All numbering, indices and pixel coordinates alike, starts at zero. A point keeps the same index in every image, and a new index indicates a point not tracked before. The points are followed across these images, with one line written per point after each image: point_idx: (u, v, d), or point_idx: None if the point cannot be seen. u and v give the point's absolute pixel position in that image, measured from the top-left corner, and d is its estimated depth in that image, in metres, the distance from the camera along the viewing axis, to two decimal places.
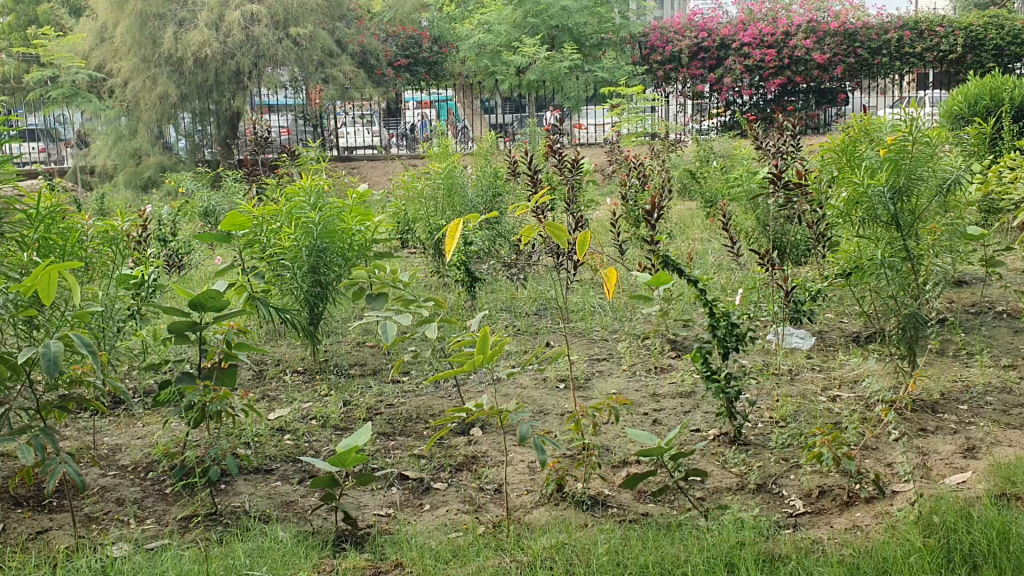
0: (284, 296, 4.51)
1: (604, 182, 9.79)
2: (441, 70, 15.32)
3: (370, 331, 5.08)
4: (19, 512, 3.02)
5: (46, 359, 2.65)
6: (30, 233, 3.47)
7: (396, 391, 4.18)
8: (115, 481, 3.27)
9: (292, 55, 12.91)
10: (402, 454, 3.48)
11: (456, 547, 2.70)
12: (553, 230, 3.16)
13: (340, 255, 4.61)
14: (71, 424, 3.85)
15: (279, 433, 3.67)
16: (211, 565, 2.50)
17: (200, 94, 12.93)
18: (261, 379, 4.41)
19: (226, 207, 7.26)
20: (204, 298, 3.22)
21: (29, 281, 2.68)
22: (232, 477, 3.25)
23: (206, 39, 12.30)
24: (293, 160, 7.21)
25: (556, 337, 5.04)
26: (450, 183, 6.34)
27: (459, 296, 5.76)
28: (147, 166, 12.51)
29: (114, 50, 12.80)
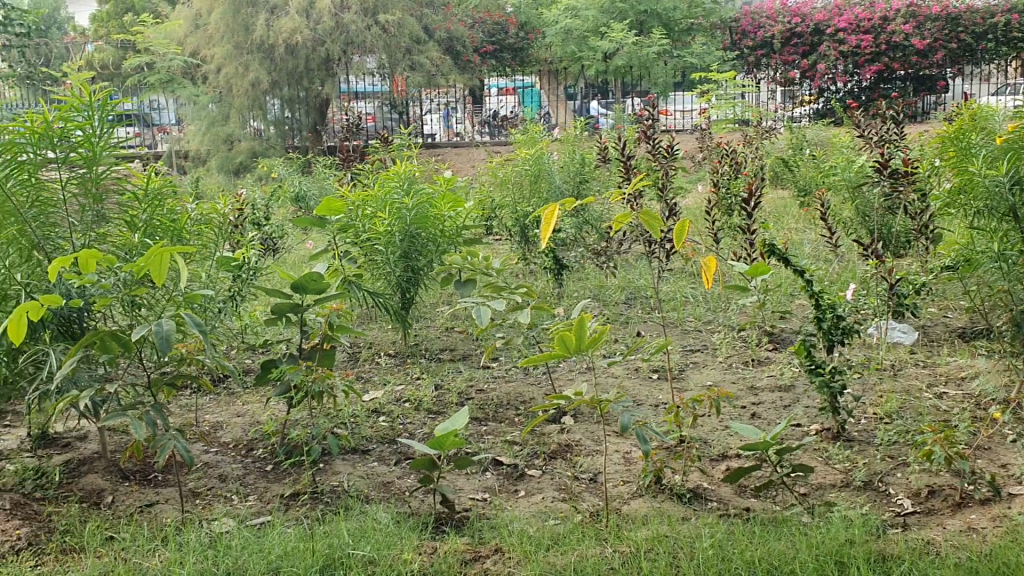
0: (377, 281, 4.53)
1: (693, 169, 9.69)
2: (526, 55, 15.51)
3: (459, 316, 5.11)
4: (127, 485, 3.12)
5: (158, 337, 2.71)
6: (138, 214, 3.55)
7: (486, 376, 4.18)
8: (217, 458, 3.34)
9: (380, 43, 13.02)
10: (496, 440, 3.47)
11: (555, 535, 2.68)
12: (648, 218, 3.14)
13: (432, 241, 4.58)
14: (174, 401, 3.97)
15: (375, 414, 3.71)
16: (316, 543, 2.52)
17: (291, 80, 13.15)
18: (354, 362, 4.46)
19: (317, 190, 7.35)
20: (306, 282, 3.22)
21: (140, 261, 2.78)
22: (331, 457, 3.29)
23: (297, 26, 12.50)
24: (383, 147, 7.29)
25: (649, 328, 5.00)
26: (538, 170, 6.28)
27: (547, 284, 5.75)
28: (239, 151, 12.80)
29: (207, 37, 13.08)
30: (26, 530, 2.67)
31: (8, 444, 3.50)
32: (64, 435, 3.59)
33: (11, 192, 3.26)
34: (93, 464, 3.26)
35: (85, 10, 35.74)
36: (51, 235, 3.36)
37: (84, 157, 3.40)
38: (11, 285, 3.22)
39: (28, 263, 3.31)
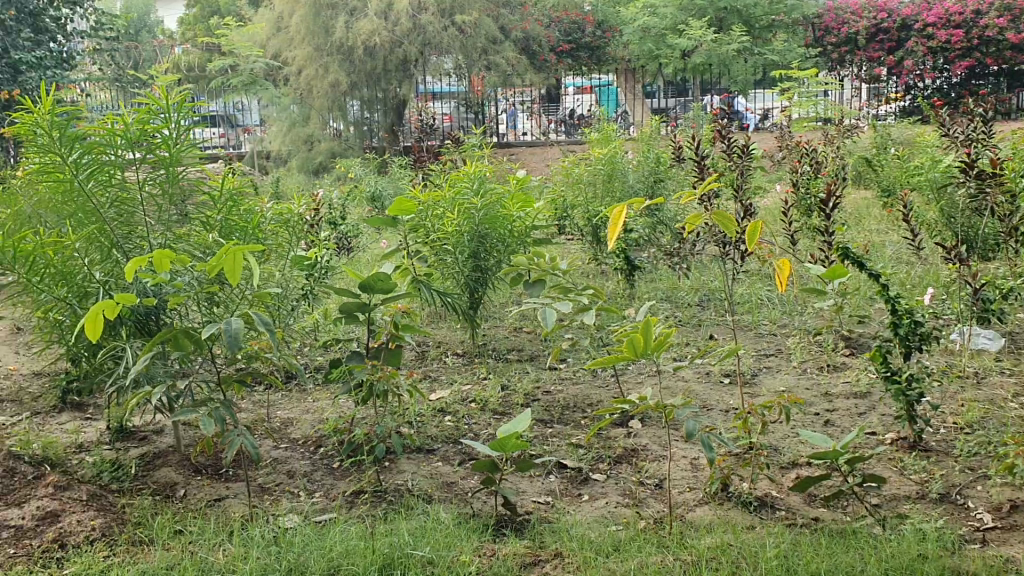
0: (445, 281, 4.55)
1: (772, 169, 9.51)
2: (603, 53, 15.30)
3: (528, 317, 5.10)
4: (199, 479, 3.19)
5: (228, 335, 2.74)
6: (214, 215, 3.64)
7: (554, 378, 4.16)
8: (286, 454, 3.39)
9: (457, 43, 13.13)
10: (561, 442, 3.45)
11: (617, 541, 2.65)
12: (721, 220, 3.06)
13: (501, 241, 4.57)
14: (247, 397, 4.05)
15: (441, 414, 3.72)
16: (376, 542, 2.54)
17: (369, 81, 13.36)
18: (423, 361, 4.49)
19: (391, 190, 7.40)
20: (373, 280, 3.18)
21: (214, 260, 2.80)
22: (396, 456, 3.31)
23: (375, 28, 12.70)
24: (456, 147, 7.32)
25: (722, 331, 4.92)
26: (611, 169, 6.23)
27: (618, 284, 5.70)
28: (318, 151, 13.03)
29: (288, 40, 13.36)
30: (101, 521, 2.76)
31: (88, 436, 3.62)
32: (141, 429, 3.70)
33: (91, 192, 3.39)
34: (168, 458, 3.35)
35: (171, 14, 36.66)
36: (130, 235, 3.48)
37: (162, 159, 3.49)
38: (91, 281, 3.38)
39: (108, 260, 3.43)
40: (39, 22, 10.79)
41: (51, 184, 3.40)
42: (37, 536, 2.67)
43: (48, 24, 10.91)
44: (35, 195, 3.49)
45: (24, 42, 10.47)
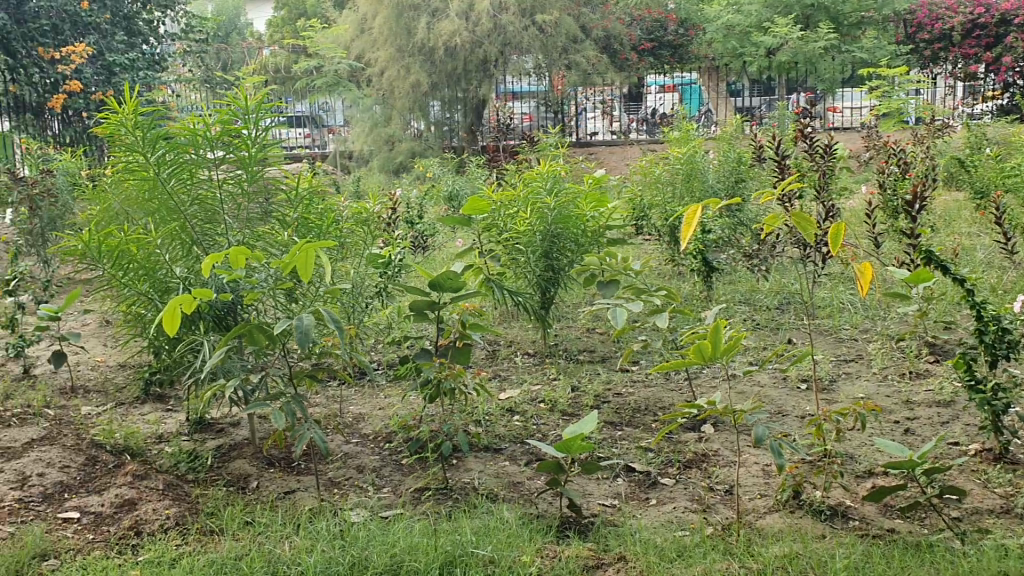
0: (517, 281, 4.54)
1: (858, 170, 9.27)
2: (686, 52, 15.28)
3: (601, 318, 5.08)
4: (272, 471, 3.26)
5: (299, 331, 2.77)
6: (291, 212, 3.71)
7: (625, 380, 4.12)
8: (357, 449, 3.44)
9: (537, 42, 13.09)
10: (629, 445, 3.42)
11: (682, 546, 2.61)
12: (800, 220, 2.95)
13: (574, 241, 4.53)
14: (321, 391, 4.12)
15: (509, 413, 3.73)
16: (438, 540, 2.55)
17: (450, 81, 13.47)
18: (493, 360, 4.50)
19: (469, 190, 7.45)
20: (443, 280, 3.18)
21: (287, 257, 2.82)
22: (464, 454, 3.32)
23: (456, 28, 12.79)
24: (533, 147, 7.34)
25: (800, 335, 4.81)
26: (691, 168, 6.15)
27: (694, 286, 5.61)
28: (399, 151, 13.21)
29: (371, 41, 13.57)
30: (175, 510, 2.84)
31: (168, 427, 3.74)
32: (219, 421, 3.81)
33: (173, 190, 3.49)
34: (242, 450, 3.43)
35: (261, 16, 37.56)
36: (210, 232, 3.56)
37: (242, 159, 3.57)
38: (172, 277, 3.49)
39: (189, 257, 3.53)
40: (133, 24, 11.21)
41: (138, 183, 3.53)
42: (115, 523, 2.77)
43: (140, 27, 11.31)
44: (124, 194, 3.63)
45: (117, 45, 10.89)
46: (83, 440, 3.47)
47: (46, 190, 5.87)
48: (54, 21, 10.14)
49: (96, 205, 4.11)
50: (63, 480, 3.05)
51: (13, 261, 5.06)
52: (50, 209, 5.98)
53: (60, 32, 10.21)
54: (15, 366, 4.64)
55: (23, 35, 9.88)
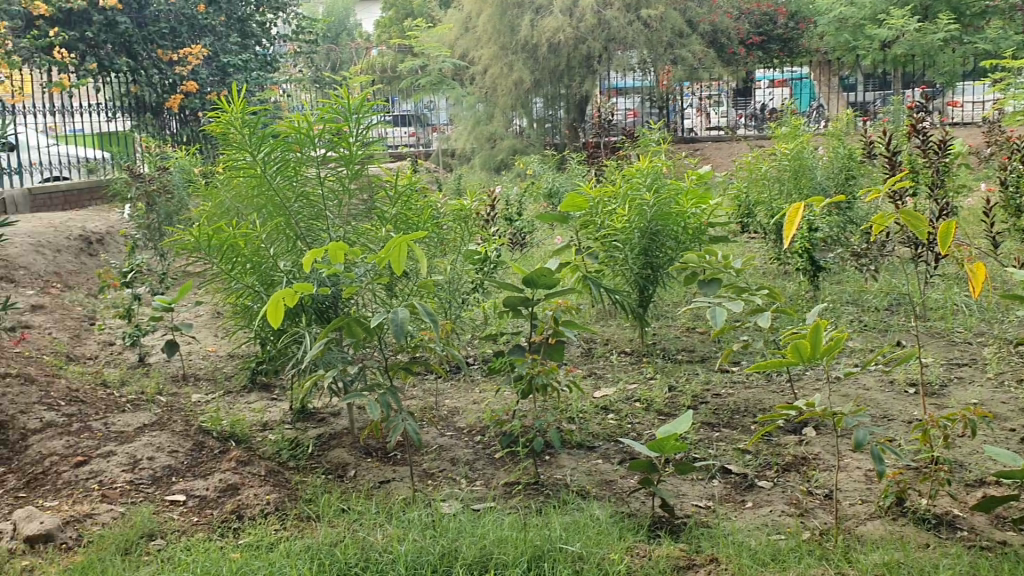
0: (615, 278, 4.52)
1: (979, 168, 8.85)
2: (795, 46, 15.02)
3: (701, 317, 5.00)
4: (369, 461, 3.33)
5: (395, 325, 2.81)
6: (389, 209, 3.77)
7: (724, 381, 4.05)
8: (451, 441, 3.48)
9: (642, 38, 12.92)
10: (726, 447, 3.35)
11: (776, 550, 2.55)
12: (909, 218, 2.79)
13: (674, 238, 4.48)
14: (418, 385, 4.19)
15: (604, 411, 3.71)
16: (528, 534, 2.55)
17: (553, 78, 13.47)
18: (589, 358, 4.49)
19: (568, 187, 7.45)
20: (537, 276, 3.18)
21: (383, 252, 2.85)
22: (556, 450, 3.32)
23: (559, 25, 12.83)
24: (633, 143, 7.30)
25: (909, 337, 4.63)
26: (798, 165, 5.99)
27: (799, 286, 5.47)
28: (500, 149, 13.32)
29: (475, 39, 13.73)
30: (275, 496, 2.93)
31: (272, 415, 3.87)
32: (320, 410, 3.91)
33: (279, 187, 3.60)
34: (342, 439, 3.52)
35: (370, 16, 38.39)
36: (314, 228, 3.66)
37: (343, 156, 3.66)
38: (277, 271, 3.59)
39: (293, 250, 3.62)
40: (246, 26, 11.62)
41: (247, 180, 3.64)
42: (218, 507, 2.88)
43: (254, 28, 11.72)
44: (235, 190, 3.75)
45: (232, 46, 11.32)
46: (192, 426, 3.63)
47: (162, 187, 6.17)
48: (173, 24, 10.60)
49: (207, 201, 4.28)
50: (171, 464, 3.20)
51: (131, 254, 5.33)
52: (166, 205, 6.28)
53: (178, 35, 10.64)
54: (132, 354, 4.88)
55: (144, 38, 10.36)
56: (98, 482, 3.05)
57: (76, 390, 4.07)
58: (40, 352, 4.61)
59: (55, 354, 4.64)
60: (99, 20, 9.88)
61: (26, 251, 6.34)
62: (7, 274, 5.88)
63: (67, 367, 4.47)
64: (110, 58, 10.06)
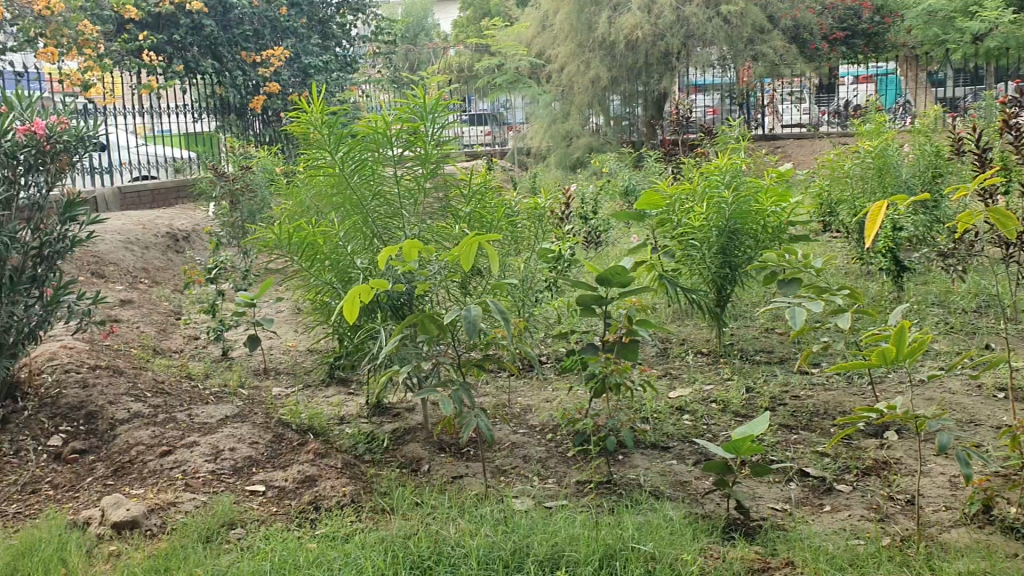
0: (692, 277, 4.46)
1: None
2: (881, 40, 14.59)
3: (780, 318, 4.92)
4: (442, 457, 3.36)
5: (467, 322, 2.82)
6: (463, 207, 3.81)
7: (803, 382, 3.96)
8: (524, 439, 3.49)
9: (721, 34, 12.73)
10: (804, 450, 3.29)
11: (855, 555, 2.49)
12: (1001, 216, 2.66)
13: (753, 237, 4.38)
14: (492, 382, 4.21)
15: (679, 411, 3.67)
16: (600, 533, 2.54)
17: (630, 76, 13.40)
18: (665, 358, 4.45)
19: (644, 185, 7.41)
20: (610, 275, 3.15)
21: (455, 249, 2.84)
22: (630, 450, 3.30)
23: (638, 22, 12.66)
24: (711, 140, 7.22)
25: (999, 340, 4.48)
26: (883, 162, 5.84)
27: (883, 286, 5.33)
28: (577, 147, 13.36)
29: (553, 37, 13.75)
30: (351, 488, 2.98)
31: (348, 410, 3.93)
32: (395, 406, 3.97)
33: (357, 185, 3.64)
34: (416, 434, 3.56)
35: (447, 17, 38.72)
36: (389, 225, 3.70)
37: (419, 155, 3.69)
38: (353, 268, 3.66)
39: (369, 248, 3.67)
40: (327, 28, 11.87)
41: (325, 179, 3.70)
42: (296, 498, 2.94)
43: (335, 30, 11.95)
44: (314, 190, 3.83)
45: (313, 48, 11.58)
46: (272, 419, 3.72)
47: (245, 187, 6.33)
48: (257, 27, 10.82)
49: (287, 200, 4.39)
50: (251, 455, 3.28)
51: (216, 251, 5.48)
52: (249, 203, 6.45)
53: (262, 36, 10.90)
54: (216, 348, 5.02)
55: (229, 40, 10.59)
56: (182, 471, 3.15)
57: (162, 383, 4.21)
58: (129, 345, 4.78)
59: (143, 347, 4.80)
60: (186, 23, 10.14)
61: (116, 247, 6.58)
62: (98, 269, 6.11)
63: (154, 360, 4.62)
64: (196, 60, 10.29)
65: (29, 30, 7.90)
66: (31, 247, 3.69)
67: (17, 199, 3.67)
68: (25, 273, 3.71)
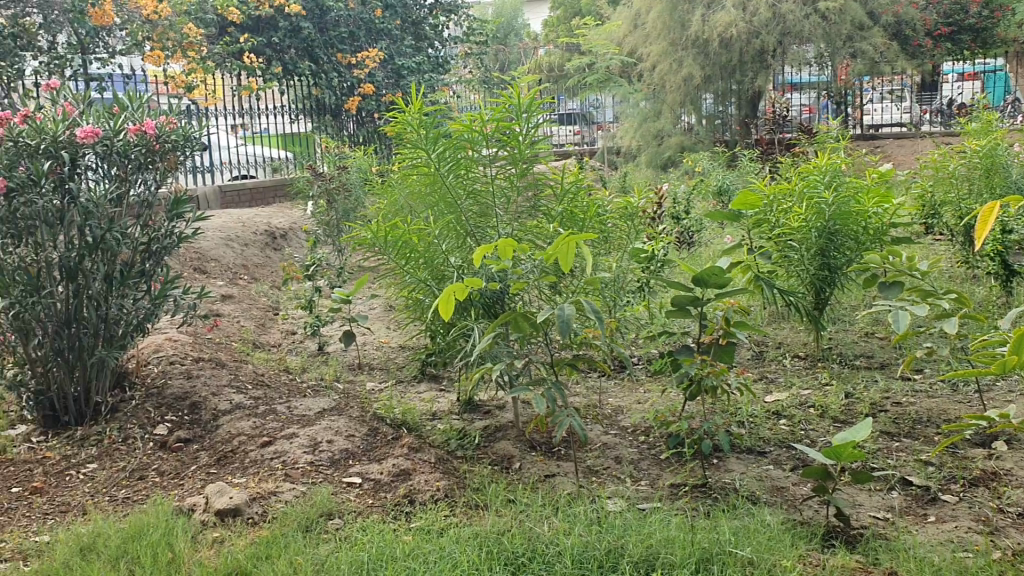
0: (789, 279, 4.38)
1: None
2: (989, 36, 13.93)
3: (880, 322, 4.78)
4: (533, 455, 3.37)
5: (561, 321, 2.81)
6: (555, 207, 3.80)
7: (905, 389, 3.84)
8: (616, 440, 3.47)
9: (819, 31, 12.43)
10: (907, 458, 3.19)
11: (963, 567, 2.40)
12: None
13: (853, 238, 4.29)
14: (583, 382, 4.21)
15: (775, 416, 3.61)
16: (696, 536, 2.51)
17: (724, 74, 13.20)
18: (760, 361, 4.37)
19: (738, 184, 7.30)
20: (708, 276, 3.10)
21: (550, 248, 2.82)
22: (725, 454, 3.25)
23: (732, 20, 12.48)
24: (810, 139, 7.06)
25: None
26: (991, 163, 5.62)
27: (990, 291, 5.14)
28: (668, 146, 13.36)
29: (645, 35, 13.66)
30: (444, 483, 3.01)
31: (441, 406, 3.98)
32: (486, 404, 3.99)
33: (452, 184, 3.69)
34: (507, 432, 3.57)
35: (538, 17, 38.83)
36: (483, 224, 3.71)
37: (512, 154, 3.70)
38: (447, 265, 3.69)
39: (463, 247, 3.70)
40: (420, 29, 12.03)
41: (420, 179, 3.77)
42: (392, 490, 2.99)
43: (427, 31, 12.09)
44: (408, 189, 3.90)
45: (406, 49, 11.77)
46: (367, 414, 3.79)
47: (341, 186, 6.45)
48: (352, 28, 11.05)
49: (382, 199, 4.46)
50: (348, 448, 3.34)
51: (313, 248, 5.60)
52: (344, 202, 6.57)
53: (356, 38, 11.11)
54: (312, 343, 5.14)
55: (325, 42, 10.82)
56: (282, 462, 3.23)
57: (262, 376, 4.33)
58: (230, 338, 4.92)
59: (243, 340, 4.94)
60: (285, 26, 10.38)
61: (217, 244, 6.78)
62: (200, 265, 6.30)
63: (253, 353, 4.76)
64: (294, 62, 10.53)
65: (137, 33, 8.18)
66: (139, 242, 3.83)
67: (127, 197, 3.78)
68: (135, 267, 3.85)
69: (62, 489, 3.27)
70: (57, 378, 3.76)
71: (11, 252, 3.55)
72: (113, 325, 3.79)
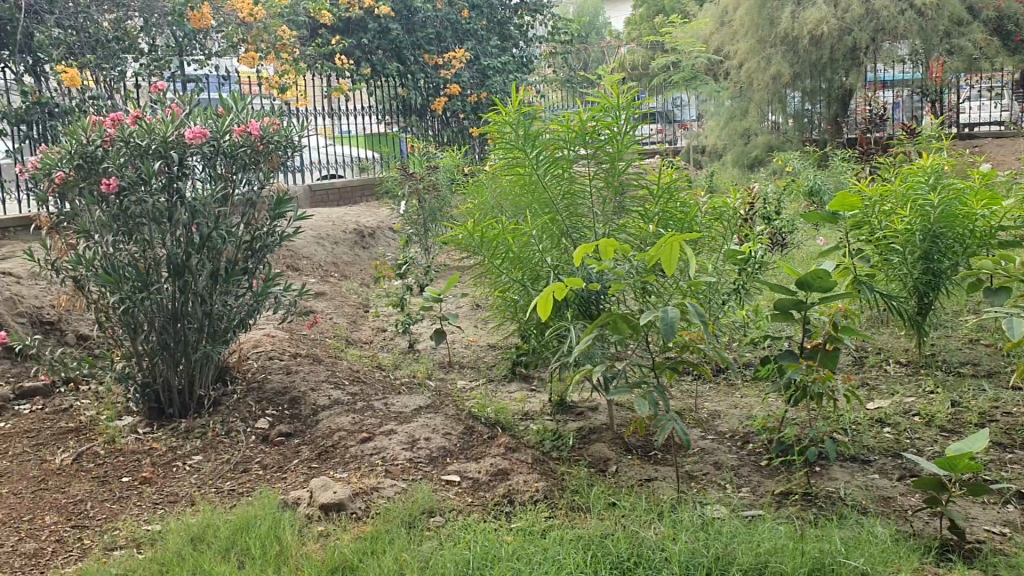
0: (891, 283, 4.28)
1: None
2: None
3: (986, 329, 4.63)
4: (630, 458, 3.36)
5: (664, 323, 2.78)
6: (652, 207, 3.74)
7: (1017, 399, 3.71)
8: (714, 445, 3.43)
9: (915, 27, 11.99)
10: (1022, 471, 3.08)
11: None
12: None
13: (959, 242, 4.14)
14: (677, 385, 4.18)
15: (879, 424, 3.52)
16: (805, 545, 2.46)
17: (813, 72, 12.92)
18: (861, 367, 4.28)
19: (832, 186, 7.14)
20: (812, 278, 3.03)
21: (653, 250, 2.77)
22: (829, 462, 3.19)
23: (823, 16, 12.18)
24: (911, 139, 6.86)
25: None
26: None
27: None
28: (756, 145, 13.22)
29: (733, 32, 13.51)
30: (543, 484, 3.01)
31: (534, 406, 3.99)
32: (579, 405, 3.99)
33: (547, 185, 3.69)
34: (602, 434, 3.57)
35: (620, 15, 38.63)
36: (578, 224, 3.69)
37: (610, 156, 3.67)
38: (542, 266, 3.68)
39: (558, 247, 3.69)
40: (506, 29, 12.08)
41: (513, 179, 3.79)
42: (491, 490, 3.01)
43: (512, 31, 12.14)
44: (501, 190, 3.94)
45: (491, 49, 11.78)
46: (462, 412, 3.82)
47: (432, 186, 6.52)
48: (439, 29, 11.12)
49: (475, 199, 4.49)
50: (445, 446, 3.37)
51: (404, 247, 5.65)
52: (433, 202, 6.63)
53: (443, 39, 11.19)
54: (404, 341, 5.19)
55: (412, 43, 10.95)
56: (382, 459, 3.28)
57: (358, 372, 4.40)
58: (325, 335, 5.01)
59: (337, 337, 5.02)
60: (374, 27, 10.56)
61: (309, 242, 6.91)
62: (294, 263, 6.44)
63: (347, 349, 4.83)
64: (381, 62, 10.71)
65: (234, 35, 8.40)
66: (243, 241, 3.90)
67: (233, 196, 3.84)
68: (239, 265, 3.91)
69: (171, 480, 3.37)
70: (162, 371, 3.86)
71: (121, 249, 3.65)
72: (216, 321, 3.89)
